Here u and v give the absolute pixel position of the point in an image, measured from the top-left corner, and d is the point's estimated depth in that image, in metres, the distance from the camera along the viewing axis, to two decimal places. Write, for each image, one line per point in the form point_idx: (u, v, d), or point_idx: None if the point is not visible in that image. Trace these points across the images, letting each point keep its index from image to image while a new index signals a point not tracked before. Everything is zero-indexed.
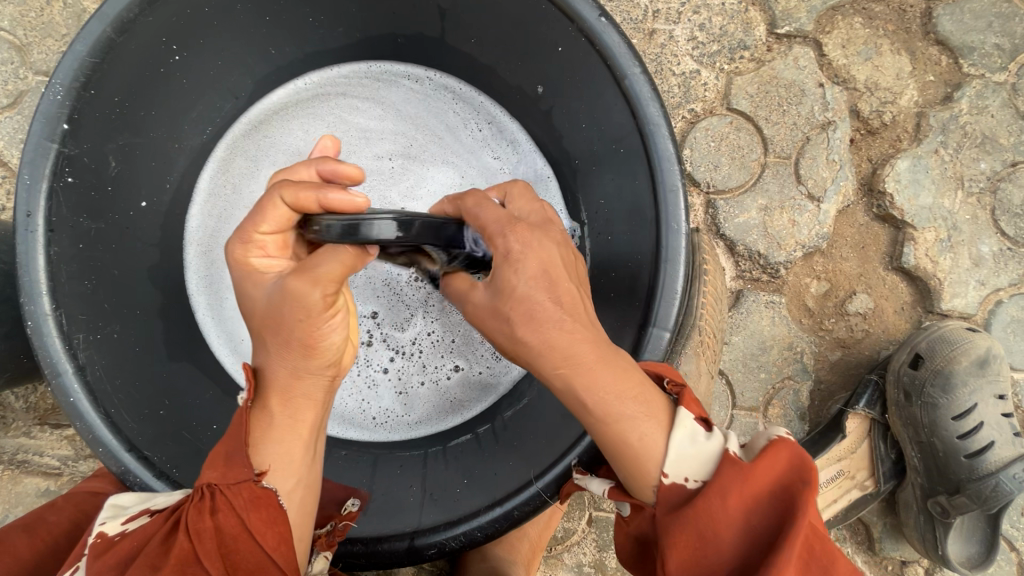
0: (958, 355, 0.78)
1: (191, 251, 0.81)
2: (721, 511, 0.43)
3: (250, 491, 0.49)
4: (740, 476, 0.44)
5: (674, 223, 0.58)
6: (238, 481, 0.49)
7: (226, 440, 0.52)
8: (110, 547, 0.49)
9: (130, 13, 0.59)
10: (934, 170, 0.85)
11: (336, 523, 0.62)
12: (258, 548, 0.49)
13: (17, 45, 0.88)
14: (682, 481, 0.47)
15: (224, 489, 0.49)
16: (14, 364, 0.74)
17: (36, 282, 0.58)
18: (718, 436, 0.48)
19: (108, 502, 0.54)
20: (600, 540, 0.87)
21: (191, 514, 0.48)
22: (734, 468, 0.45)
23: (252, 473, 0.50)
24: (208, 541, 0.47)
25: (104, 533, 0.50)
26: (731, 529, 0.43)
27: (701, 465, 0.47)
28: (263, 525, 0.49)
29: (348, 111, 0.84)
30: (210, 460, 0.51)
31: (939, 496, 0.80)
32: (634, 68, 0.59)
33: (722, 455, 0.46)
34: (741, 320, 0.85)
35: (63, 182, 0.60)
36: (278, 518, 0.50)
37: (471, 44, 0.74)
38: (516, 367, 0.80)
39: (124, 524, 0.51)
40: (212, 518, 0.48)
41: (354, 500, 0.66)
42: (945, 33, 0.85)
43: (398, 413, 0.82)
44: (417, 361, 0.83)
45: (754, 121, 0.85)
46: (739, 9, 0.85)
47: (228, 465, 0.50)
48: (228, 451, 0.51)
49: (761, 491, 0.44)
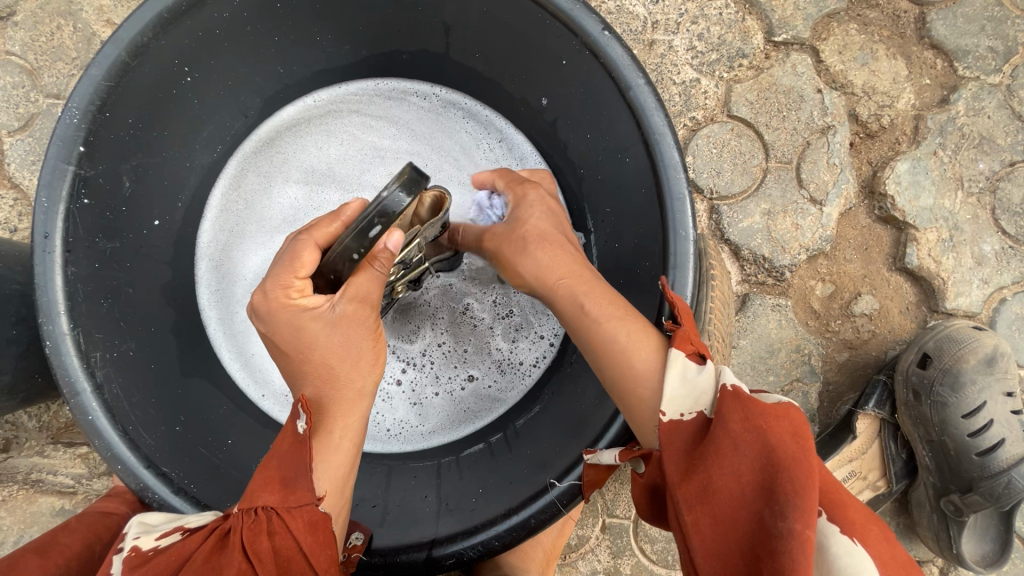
0: (965, 354, 0.79)
1: (203, 266, 0.82)
2: (725, 437, 0.43)
3: (309, 514, 0.50)
4: (742, 406, 0.45)
5: (681, 229, 0.58)
6: (300, 504, 0.50)
7: (284, 460, 0.52)
8: (146, 561, 0.50)
9: (144, 37, 0.60)
10: (934, 171, 0.86)
11: (346, 554, 0.60)
12: (309, 569, 0.51)
13: (28, 70, 0.90)
14: (679, 417, 0.48)
15: (284, 512, 0.50)
16: (31, 384, 0.75)
17: (54, 302, 0.59)
18: (711, 373, 0.50)
19: (134, 520, 0.55)
20: (613, 547, 0.87)
21: (247, 534, 0.49)
22: (733, 398, 0.45)
23: (313, 498, 0.51)
24: (267, 561, 0.49)
25: (139, 547, 0.52)
26: (738, 455, 0.42)
27: (697, 402, 0.48)
28: (317, 548, 0.51)
29: (359, 129, 0.85)
30: (265, 482, 0.51)
31: (952, 495, 0.80)
32: (638, 79, 0.60)
33: (730, 390, 0.46)
34: (748, 323, 0.86)
35: (79, 203, 0.61)
36: (332, 540, 0.52)
37: (476, 58, 0.75)
38: (527, 378, 0.82)
39: (156, 541, 0.52)
40: (269, 539, 0.49)
41: (356, 534, 0.62)
42: (940, 37, 0.87)
43: (414, 424, 0.82)
44: (430, 372, 0.83)
45: (754, 127, 0.86)
46: (737, 18, 0.87)
47: (290, 490, 0.51)
48: (287, 474, 0.51)
49: (772, 424, 0.43)
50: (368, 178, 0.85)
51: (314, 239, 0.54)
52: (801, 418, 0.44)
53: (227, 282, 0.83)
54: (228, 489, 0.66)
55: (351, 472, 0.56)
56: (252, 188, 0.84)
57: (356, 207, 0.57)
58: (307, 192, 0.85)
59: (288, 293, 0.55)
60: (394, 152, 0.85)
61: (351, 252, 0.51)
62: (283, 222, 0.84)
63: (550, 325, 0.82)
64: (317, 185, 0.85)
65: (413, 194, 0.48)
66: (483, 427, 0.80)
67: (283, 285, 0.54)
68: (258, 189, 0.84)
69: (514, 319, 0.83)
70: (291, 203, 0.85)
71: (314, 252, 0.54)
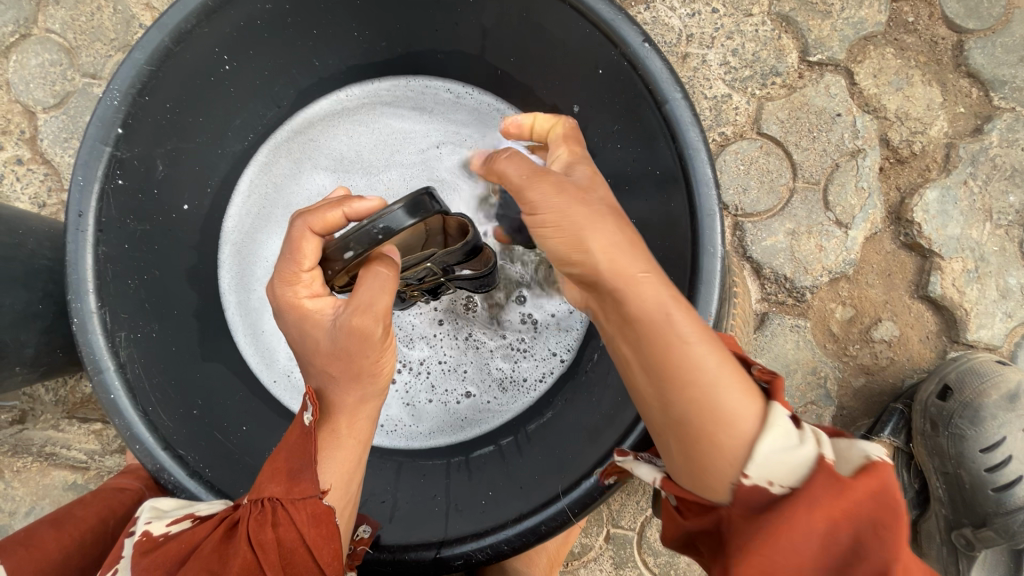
0: (986, 388, 0.78)
1: (227, 251, 0.83)
2: (803, 524, 0.38)
3: (313, 507, 0.51)
4: (834, 486, 0.39)
5: (711, 246, 0.58)
6: (303, 497, 0.51)
7: (290, 452, 0.53)
8: (156, 548, 0.51)
9: (188, 24, 0.61)
10: (963, 202, 0.85)
11: (353, 546, 0.63)
12: (312, 563, 0.51)
13: (67, 48, 0.91)
14: (765, 485, 0.40)
15: (287, 504, 0.50)
16: (52, 358, 0.75)
17: (84, 280, 0.60)
18: (812, 439, 0.41)
19: (146, 505, 0.56)
20: (616, 558, 0.87)
21: (253, 525, 0.50)
22: (830, 479, 0.39)
23: (317, 491, 0.51)
24: (271, 552, 0.49)
25: (149, 532, 0.53)
26: (812, 543, 0.38)
27: (791, 472, 0.40)
28: (321, 541, 0.51)
29: (391, 120, 0.86)
30: (273, 472, 0.52)
31: (964, 530, 0.82)
32: (675, 93, 0.59)
33: (823, 460, 0.40)
34: (765, 342, 0.85)
35: (113, 183, 0.62)
36: (336, 533, 0.52)
37: (511, 62, 0.75)
38: (523, 397, 0.81)
39: (168, 526, 0.53)
40: (273, 531, 0.50)
41: (365, 527, 0.65)
42: (977, 66, 0.86)
43: (408, 424, 0.82)
44: (426, 379, 0.84)
45: (784, 146, 0.86)
46: (773, 35, 0.87)
47: (295, 481, 0.51)
48: (293, 466, 0.52)
49: (857, 510, 0.38)
50: (398, 167, 0.85)
51: (312, 227, 0.53)
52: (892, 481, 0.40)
53: (251, 263, 0.83)
54: (242, 475, 0.67)
55: (358, 468, 0.56)
56: (283, 174, 0.84)
57: (367, 205, 0.54)
58: (338, 177, 0.85)
59: (297, 292, 0.55)
60: (425, 145, 0.86)
61: (346, 250, 0.53)
62: None
63: (556, 343, 0.82)
64: (349, 171, 0.86)
65: (416, 216, 0.52)
66: (489, 431, 0.80)
67: (292, 280, 0.55)
68: (289, 174, 0.85)
69: (515, 339, 0.83)
70: (321, 189, 0.85)
71: (315, 243, 0.54)
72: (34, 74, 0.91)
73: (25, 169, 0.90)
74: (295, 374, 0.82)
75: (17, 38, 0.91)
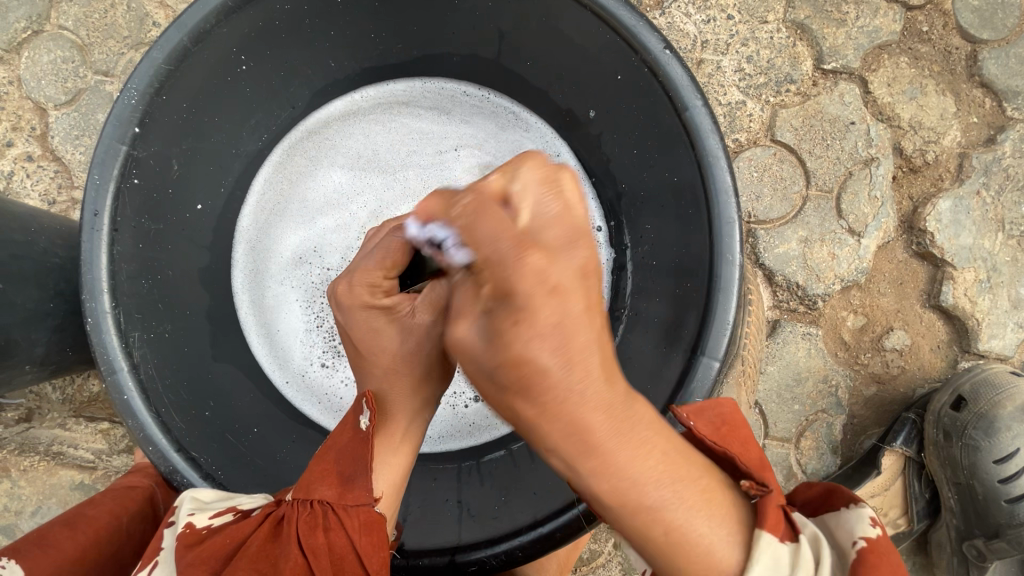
0: (1002, 399, 0.78)
1: (240, 249, 0.82)
2: None
3: (366, 515, 0.50)
4: None
5: (729, 254, 0.58)
6: (358, 504, 0.50)
7: (344, 455, 0.52)
8: (200, 542, 0.50)
9: (207, 24, 0.60)
10: (975, 212, 0.86)
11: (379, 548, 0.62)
12: (361, 570, 0.50)
13: (79, 45, 0.91)
14: None
15: (342, 510, 0.50)
16: (62, 357, 0.75)
17: (98, 280, 0.59)
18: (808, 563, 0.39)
19: (184, 495, 0.55)
20: (625, 564, 0.87)
21: (304, 527, 0.49)
22: None
23: (372, 499, 0.51)
24: (322, 557, 0.49)
25: (193, 525, 0.51)
26: None
27: None
28: (370, 550, 0.50)
29: (407, 121, 0.85)
30: (326, 473, 0.52)
31: (976, 541, 0.82)
32: (696, 101, 0.59)
33: None
34: (777, 349, 0.85)
35: (129, 183, 0.61)
36: (386, 542, 0.51)
37: (527, 66, 0.75)
38: None
39: (211, 519, 0.52)
40: (324, 535, 0.49)
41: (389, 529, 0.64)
42: (990, 76, 0.86)
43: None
44: None
45: (797, 154, 0.86)
46: (788, 43, 0.87)
47: (348, 486, 0.51)
48: (346, 471, 0.52)
49: None
50: (412, 169, 0.85)
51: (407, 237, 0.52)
52: (895, 567, 0.39)
53: (266, 260, 0.83)
54: (254, 478, 0.67)
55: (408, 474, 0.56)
56: (298, 173, 0.84)
57: None
58: (352, 177, 0.85)
59: (374, 293, 0.53)
60: (442, 146, 0.86)
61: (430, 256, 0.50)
62: (327, 207, 0.85)
63: None
64: (363, 171, 0.85)
65: None
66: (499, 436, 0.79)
67: (370, 284, 0.53)
68: (305, 173, 0.84)
69: None
70: (337, 187, 0.85)
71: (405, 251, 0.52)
72: (46, 70, 0.91)
73: (34, 165, 0.89)
74: (309, 374, 0.83)
75: (30, 34, 0.91)
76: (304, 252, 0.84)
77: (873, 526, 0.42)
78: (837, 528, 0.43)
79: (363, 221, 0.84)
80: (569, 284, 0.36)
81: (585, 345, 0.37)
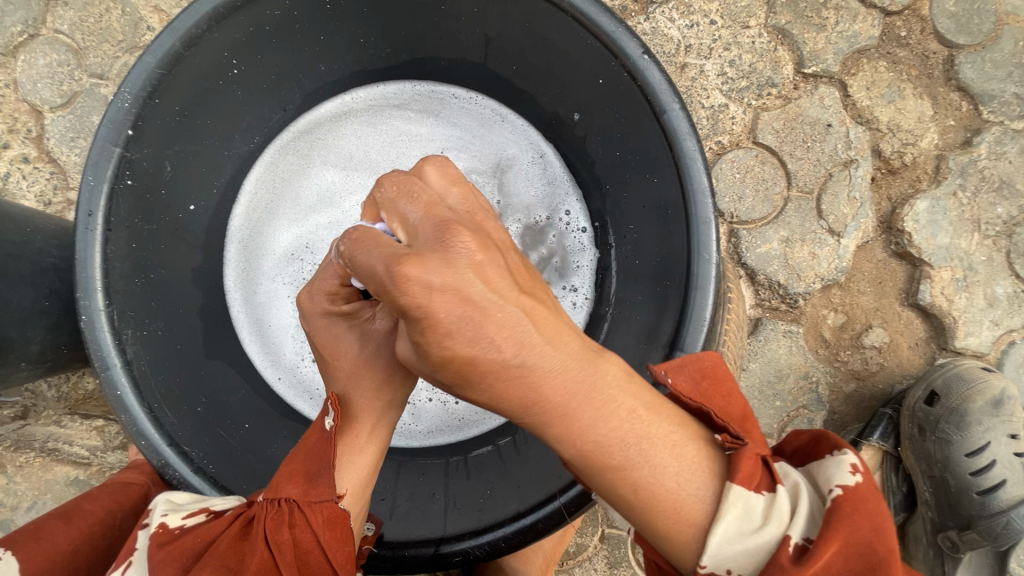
0: (973, 394, 0.81)
1: (232, 248, 0.84)
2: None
3: (328, 510, 0.52)
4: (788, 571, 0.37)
5: (705, 253, 0.59)
6: (320, 500, 0.52)
7: (309, 454, 0.54)
8: (172, 541, 0.52)
9: (199, 29, 0.62)
10: (952, 212, 0.88)
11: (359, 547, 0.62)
12: (326, 563, 0.52)
13: (74, 49, 0.92)
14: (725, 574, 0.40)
15: (305, 507, 0.52)
16: (57, 355, 0.76)
17: (91, 279, 0.61)
18: (773, 518, 0.39)
19: (162, 498, 0.57)
20: (611, 557, 0.88)
21: (269, 525, 0.51)
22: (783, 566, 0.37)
23: (334, 495, 0.52)
24: (286, 552, 0.51)
25: (166, 525, 0.54)
26: None
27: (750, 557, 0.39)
28: (334, 544, 0.52)
29: (398, 121, 0.87)
30: (291, 473, 0.53)
31: (950, 532, 0.84)
32: (673, 104, 0.61)
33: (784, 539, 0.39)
34: (758, 347, 0.87)
35: (122, 184, 0.63)
36: (350, 537, 0.53)
37: (513, 70, 0.77)
38: None
39: (184, 519, 0.54)
40: (290, 531, 0.52)
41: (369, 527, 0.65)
42: (967, 80, 0.88)
43: (408, 422, 0.84)
44: (427, 377, 0.86)
45: (778, 155, 0.88)
46: (769, 47, 0.89)
47: (312, 483, 0.53)
48: (310, 469, 0.53)
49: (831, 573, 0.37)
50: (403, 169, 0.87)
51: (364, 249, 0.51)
52: (870, 517, 0.38)
53: (258, 258, 0.85)
54: (245, 472, 0.68)
55: (373, 474, 0.56)
56: (289, 173, 0.86)
57: None
58: (343, 177, 0.87)
59: (334, 301, 0.55)
60: (433, 148, 0.87)
61: None
62: (319, 206, 0.86)
63: None
64: (354, 171, 0.87)
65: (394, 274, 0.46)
66: (487, 431, 0.81)
67: (328, 293, 0.55)
68: (296, 173, 0.86)
69: None
70: (328, 186, 0.86)
71: None
72: (42, 74, 0.92)
73: (31, 167, 0.91)
74: (301, 368, 0.84)
75: (26, 38, 0.92)
76: (295, 249, 0.85)
77: (852, 474, 0.41)
78: (818, 474, 0.43)
79: (353, 219, 0.86)
80: (457, 273, 0.37)
81: (502, 312, 0.38)
